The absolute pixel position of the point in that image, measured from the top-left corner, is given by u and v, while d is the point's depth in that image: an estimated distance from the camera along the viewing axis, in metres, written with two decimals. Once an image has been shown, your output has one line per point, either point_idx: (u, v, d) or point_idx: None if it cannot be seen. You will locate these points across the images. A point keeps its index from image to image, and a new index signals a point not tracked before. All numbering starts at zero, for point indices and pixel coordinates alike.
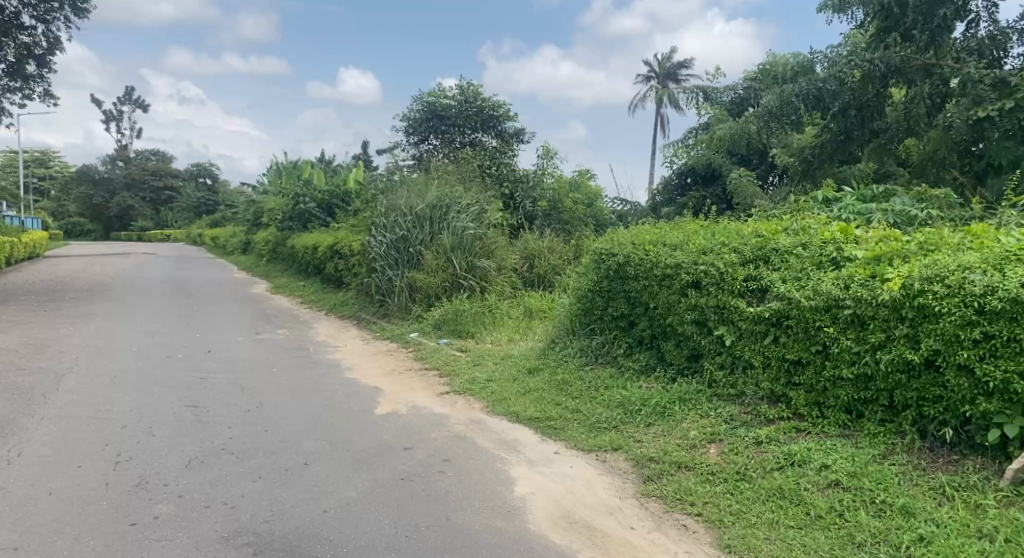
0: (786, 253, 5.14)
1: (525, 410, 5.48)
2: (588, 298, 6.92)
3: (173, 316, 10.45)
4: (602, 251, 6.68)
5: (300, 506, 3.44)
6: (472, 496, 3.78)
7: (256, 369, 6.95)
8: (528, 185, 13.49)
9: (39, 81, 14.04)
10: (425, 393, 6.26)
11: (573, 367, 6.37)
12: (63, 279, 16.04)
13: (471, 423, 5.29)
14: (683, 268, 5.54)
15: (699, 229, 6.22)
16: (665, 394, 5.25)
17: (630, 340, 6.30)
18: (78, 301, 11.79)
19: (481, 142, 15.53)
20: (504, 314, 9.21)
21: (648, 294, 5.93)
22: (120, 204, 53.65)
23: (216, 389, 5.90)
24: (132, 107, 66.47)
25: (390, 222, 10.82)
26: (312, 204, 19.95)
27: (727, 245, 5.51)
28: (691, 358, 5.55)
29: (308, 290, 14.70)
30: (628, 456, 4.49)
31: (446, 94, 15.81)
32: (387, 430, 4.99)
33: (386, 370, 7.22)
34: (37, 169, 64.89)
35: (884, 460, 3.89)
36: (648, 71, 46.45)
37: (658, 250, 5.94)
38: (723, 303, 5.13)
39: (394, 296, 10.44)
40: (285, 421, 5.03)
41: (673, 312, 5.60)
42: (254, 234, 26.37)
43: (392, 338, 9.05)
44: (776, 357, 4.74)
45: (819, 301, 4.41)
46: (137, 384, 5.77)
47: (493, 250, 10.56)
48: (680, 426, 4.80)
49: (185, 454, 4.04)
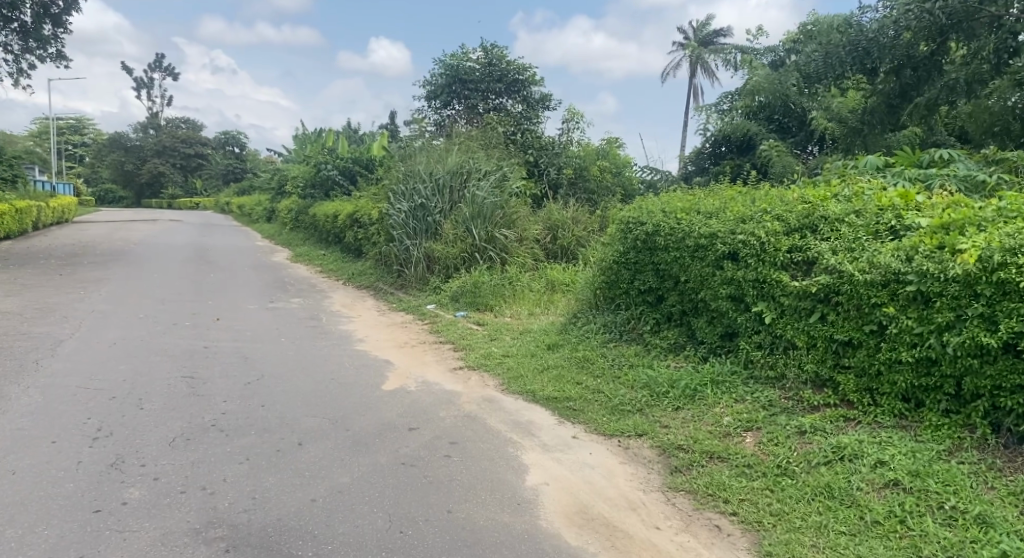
0: (837, 222, 4.59)
1: (542, 389, 5.08)
2: (613, 270, 6.44)
3: (187, 283, 10.26)
4: (629, 220, 6.15)
5: (287, 493, 3.11)
6: (478, 485, 3.41)
7: (263, 338, 6.66)
8: (553, 152, 12.93)
9: (55, 43, 13.79)
10: (436, 368, 5.89)
11: (596, 344, 5.92)
12: (85, 244, 16.03)
13: (483, 402, 4.91)
14: (719, 237, 5.02)
15: (738, 195, 5.65)
16: (696, 375, 4.79)
17: (658, 316, 5.82)
18: (95, 266, 11.68)
19: (506, 108, 14.93)
20: (525, 287, 8.78)
21: (679, 267, 5.43)
22: (150, 171, 54.24)
23: (217, 359, 5.62)
24: (162, 74, 66.78)
25: (409, 190, 10.42)
26: (334, 171, 19.63)
27: (769, 213, 4.96)
28: (725, 337, 5.06)
29: (328, 259, 14.43)
30: (655, 443, 4.07)
31: (469, 57, 15.29)
32: (394, 408, 4.64)
33: (398, 343, 6.87)
34: (70, 136, 65.84)
35: (950, 458, 3.40)
36: (682, 38, 44.78)
37: (692, 218, 5.42)
38: (764, 276, 4.61)
39: (411, 266, 10.07)
40: (285, 395, 4.72)
41: (707, 286, 5.10)
42: (278, 202, 26.29)
43: (408, 310, 8.69)
44: (822, 339, 4.23)
45: (876, 275, 3.89)
46: (136, 352, 5.53)
47: (514, 220, 10.08)
48: (713, 412, 4.34)
49: (170, 431, 3.75)
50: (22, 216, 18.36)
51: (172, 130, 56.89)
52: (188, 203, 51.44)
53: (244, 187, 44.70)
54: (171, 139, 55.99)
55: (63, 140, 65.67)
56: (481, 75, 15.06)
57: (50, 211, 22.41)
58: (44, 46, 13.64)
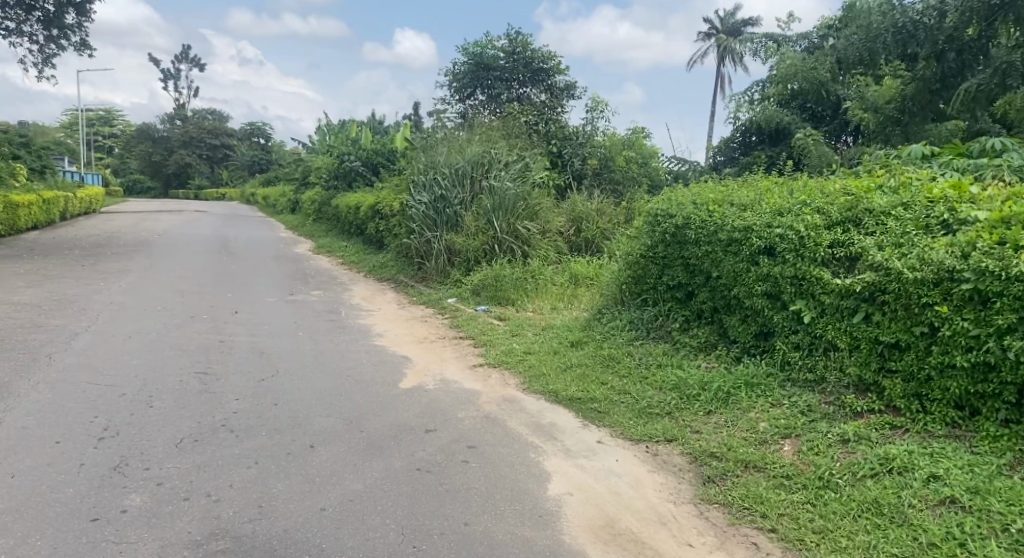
0: (883, 215, 4.25)
1: (565, 389, 4.86)
2: (640, 265, 6.17)
3: (208, 274, 10.26)
4: (657, 213, 5.87)
5: (295, 502, 2.95)
6: (497, 494, 3.21)
7: (280, 332, 6.56)
8: (577, 142, 12.62)
9: (78, 32, 13.85)
10: (456, 365, 5.71)
11: (621, 342, 5.67)
12: (110, 235, 16.20)
13: (504, 402, 4.71)
14: (754, 231, 4.69)
15: (773, 186, 5.32)
16: (729, 378, 4.50)
17: (687, 314, 5.55)
18: (117, 257, 11.77)
19: (529, 96, 14.64)
20: (548, 281, 8.55)
21: (710, 262, 5.13)
22: (177, 162, 55.03)
23: (232, 354, 5.54)
24: (189, 66, 67.60)
25: (429, 180, 10.25)
26: (357, 162, 19.58)
27: (808, 205, 4.62)
28: (759, 336, 4.76)
29: (350, 251, 14.36)
30: (685, 450, 3.82)
31: (493, 45, 15.02)
32: (410, 408, 4.46)
33: (418, 338, 6.71)
34: (101, 129, 67.19)
35: (1012, 474, 3.10)
36: (710, 26, 43.82)
37: (724, 210, 5.12)
38: (802, 273, 4.28)
39: (431, 260, 9.89)
40: (298, 392, 4.60)
41: (740, 283, 4.79)
42: (302, 193, 26.39)
43: (428, 304, 8.53)
44: (866, 340, 3.90)
45: (928, 273, 3.57)
46: (150, 347, 5.52)
47: (537, 211, 9.84)
48: (747, 417, 4.06)
49: (178, 433, 3.67)
50: (50, 206, 18.63)
51: (198, 121, 57.56)
52: (215, 194, 52.03)
53: (268, 178, 45.07)
54: (198, 130, 56.67)
55: (93, 132, 66.85)
56: (504, 64, 14.78)
57: (78, 202, 22.76)
58: (67, 35, 13.71)
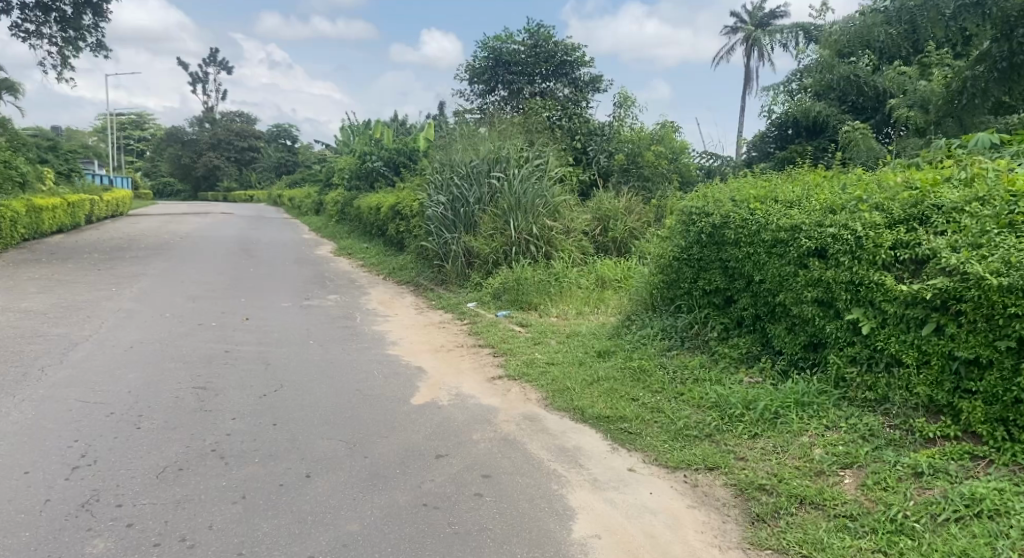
0: (957, 211, 3.47)
1: (592, 406, 4.42)
2: (673, 268, 5.69)
3: (223, 278, 10.12)
4: (692, 211, 5.40)
5: (280, 548, 2.63)
6: (514, 537, 2.79)
7: (289, 340, 6.28)
8: (602, 138, 12.13)
9: (94, 32, 13.92)
10: (473, 376, 5.31)
11: (654, 353, 5.20)
12: (132, 237, 16.30)
13: (525, 421, 4.29)
14: (802, 230, 4.11)
15: (823, 180, 4.74)
16: (776, 395, 3.91)
17: (726, 321, 5.05)
18: (135, 260, 11.78)
19: (552, 92, 14.16)
20: (572, 284, 8.10)
21: (753, 265, 4.61)
22: (206, 164, 55.88)
23: (237, 367, 5.31)
24: (217, 69, 68.59)
25: (444, 180, 9.89)
26: (378, 162, 19.31)
27: (865, 201, 3.92)
28: (808, 347, 4.19)
29: (371, 252, 14.06)
30: (728, 481, 3.30)
31: (513, 39, 14.58)
32: (422, 428, 4.07)
33: (435, 346, 6.33)
34: (133, 132, 68.80)
35: None
36: (739, 19, 42.62)
37: (768, 209, 4.56)
38: (860, 277, 3.61)
39: (450, 262, 9.51)
40: (300, 411, 4.31)
41: (788, 288, 4.22)
42: (326, 193, 26.33)
43: (447, 308, 8.14)
44: (936, 354, 3.17)
45: (1018, 278, 2.82)
46: (149, 358, 5.42)
47: (560, 211, 9.39)
48: (799, 442, 3.46)
49: (162, 459, 3.50)
50: (76, 209, 18.86)
51: (225, 124, 58.22)
52: (241, 196, 52.43)
53: (295, 180, 45.31)
54: (225, 133, 57.32)
55: (124, 136, 68.14)
56: (526, 58, 14.33)
57: (104, 205, 23.05)
58: (84, 36, 13.79)
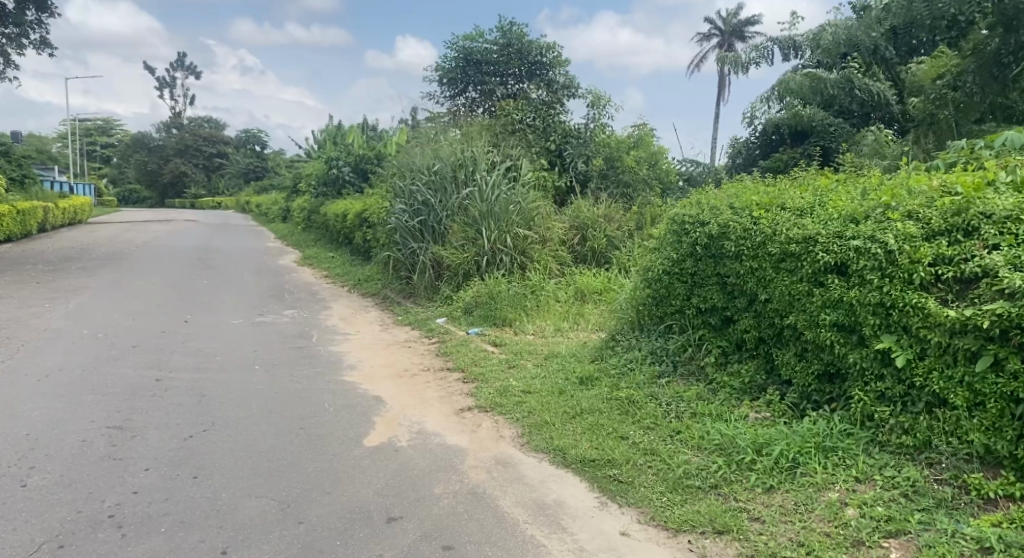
0: (1012, 220, 2.93)
1: (576, 446, 3.79)
2: (661, 283, 5.09)
3: (172, 292, 9.32)
4: (685, 219, 4.83)
5: None
6: None
7: (231, 366, 5.54)
8: (579, 141, 11.59)
9: (38, 28, 13.11)
10: (438, 408, 4.64)
11: (642, 381, 4.59)
12: (84, 247, 15.34)
13: (496, 466, 3.64)
14: (819, 241, 3.57)
15: (836, 184, 4.21)
16: (791, 437, 3.35)
17: (724, 344, 4.48)
18: (79, 272, 10.88)
19: (525, 93, 13.51)
20: (550, 298, 7.51)
21: (756, 282, 4.05)
22: (173, 171, 54.35)
23: (165, 399, 4.57)
24: (184, 73, 66.99)
25: (411, 186, 9.24)
26: (345, 169, 18.57)
27: (893, 209, 3.40)
28: (822, 378, 3.65)
29: (336, 262, 13.32)
30: (746, 551, 2.68)
31: (484, 36, 13.96)
32: (373, 480, 3.40)
33: (397, 370, 5.65)
34: (97, 138, 66.94)
35: None
36: (713, 26, 42.76)
37: (775, 216, 4.02)
38: (892, 300, 3.09)
39: (418, 274, 8.85)
40: (230, 458, 3.58)
41: (800, 309, 3.68)
42: (294, 199, 25.43)
43: (413, 325, 7.46)
44: (993, 396, 2.66)
45: None
46: (64, 389, 4.64)
47: (535, 218, 8.77)
48: (826, 499, 2.89)
49: (40, 532, 2.73)
50: (26, 217, 17.79)
51: (193, 129, 56.77)
52: (209, 203, 51.04)
53: (265, 187, 44.19)
54: (193, 138, 55.88)
55: (88, 142, 66.19)
56: (498, 57, 13.74)
57: (59, 212, 21.93)
58: (27, 32, 12.98)
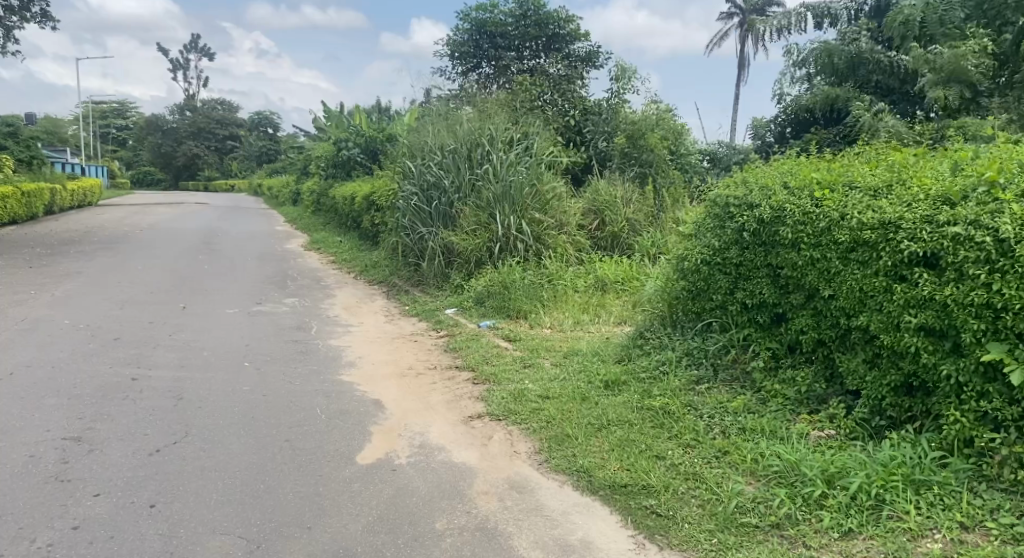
0: None
1: (604, 468, 3.22)
2: (697, 275, 4.48)
3: (170, 278, 8.85)
4: (730, 201, 4.21)
5: None
6: None
7: (218, 363, 5.02)
8: (599, 118, 10.89)
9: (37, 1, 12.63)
10: (444, 416, 4.08)
11: (679, 387, 4.00)
12: (88, 229, 14.95)
13: (511, 493, 3.08)
14: (903, 226, 2.95)
15: (914, 160, 3.59)
16: (870, 465, 2.76)
17: (775, 347, 3.87)
18: (76, 256, 10.45)
19: (541, 68, 12.62)
20: (568, 287, 6.91)
21: (818, 274, 3.43)
22: (186, 153, 54.20)
23: (139, 402, 4.05)
24: (199, 55, 66.87)
25: (421, 166, 8.66)
26: (355, 150, 18.03)
27: (1001, 188, 2.79)
28: (900, 391, 3.03)
29: (344, 247, 12.84)
30: None
31: (500, 8, 13.28)
32: (364, 510, 2.85)
33: (401, 368, 5.11)
34: (112, 120, 67.01)
35: None
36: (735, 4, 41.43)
37: (843, 197, 3.40)
38: (1005, 301, 2.48)
39: (426, 261, 8.29)
40: (198, 481, 3.04)
41: (876, 308, 3.06)
42: (304, 182, 24.97)
43: (421, 316, 6.91)
44: None
45: None
46: (26, 391, 4.14)
47: (552, 200, 8.14)
48: (924, 550, 2.31)
49: None
50: (32, 198, 17.46)
51: (206, 111, 56.49)
52: (222, 185, 50.83)
53: (277, 169, 43.84)
54: (205, 121, 55.59)
55: (104, 124, 66.31)
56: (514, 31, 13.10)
57: (68, 194, 21.62)
58: (29, 4, 12.51)
